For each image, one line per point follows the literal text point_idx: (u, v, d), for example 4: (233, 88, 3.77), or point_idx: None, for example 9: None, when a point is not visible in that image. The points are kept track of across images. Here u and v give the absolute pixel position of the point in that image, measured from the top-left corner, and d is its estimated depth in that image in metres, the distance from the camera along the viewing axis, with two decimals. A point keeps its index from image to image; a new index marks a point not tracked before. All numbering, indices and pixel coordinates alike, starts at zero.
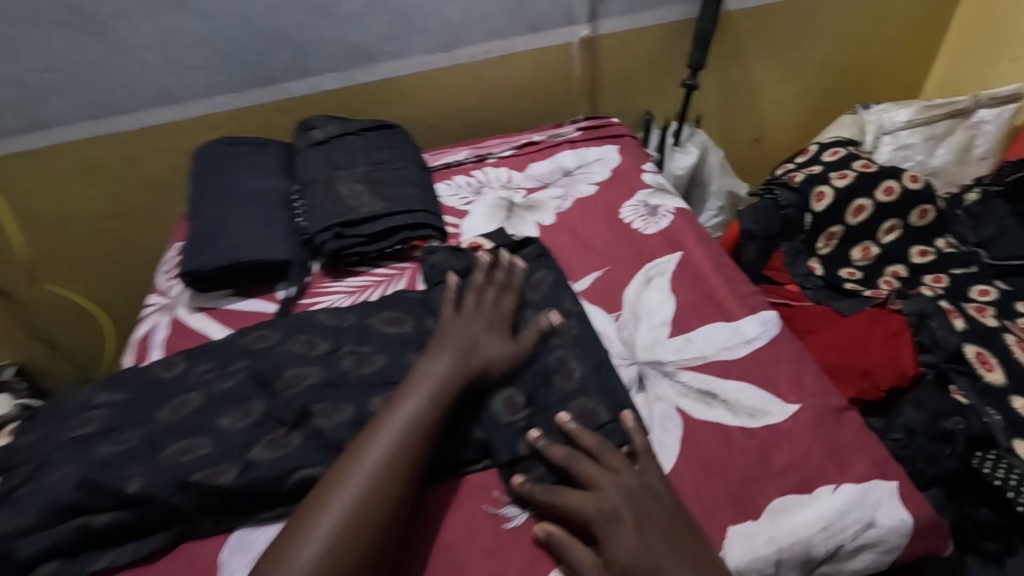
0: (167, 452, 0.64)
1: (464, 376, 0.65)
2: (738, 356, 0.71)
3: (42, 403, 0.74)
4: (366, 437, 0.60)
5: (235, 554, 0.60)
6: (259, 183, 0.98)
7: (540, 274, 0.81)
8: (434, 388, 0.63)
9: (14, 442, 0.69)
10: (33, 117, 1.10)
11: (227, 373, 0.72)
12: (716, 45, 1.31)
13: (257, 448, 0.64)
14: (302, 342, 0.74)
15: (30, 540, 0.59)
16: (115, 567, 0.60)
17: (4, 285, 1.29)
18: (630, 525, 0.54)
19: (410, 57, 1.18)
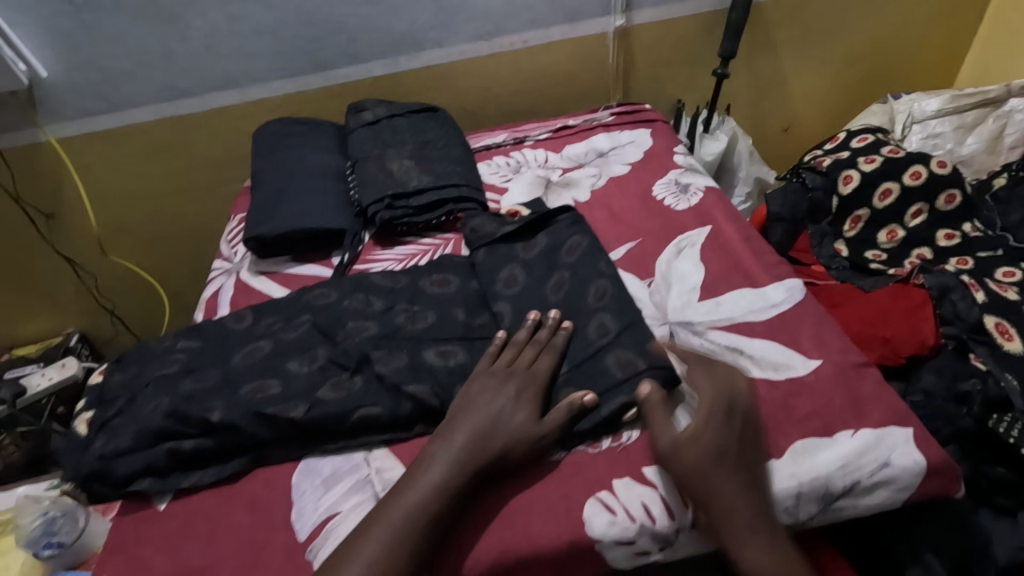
0: (243, 390, 0.72)
1: (478, 460, 0.61)
2: (764, 318, 0.76)
3: (128, 348, 0.82)
4: (370, 524, 0.58)
5: (304, 479, 0.67)
6: (316, 159, 1.06)
7: (577, 236, 0.83)
8: (445, 471, 0.60)
9: (107, 380, 0.78)
10: (109, 98, 1.19)
11: (293, 324, 0.79)
12: (747, 36, 1.35)
13: (324, 389, 0.70)
14: (360, 299, 0.81)
15: (130, 458, 0.68)
16: (200, 486, 0.68)
17: (77, 255, 1.40)
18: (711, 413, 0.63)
19: (453, 45, 1.25)
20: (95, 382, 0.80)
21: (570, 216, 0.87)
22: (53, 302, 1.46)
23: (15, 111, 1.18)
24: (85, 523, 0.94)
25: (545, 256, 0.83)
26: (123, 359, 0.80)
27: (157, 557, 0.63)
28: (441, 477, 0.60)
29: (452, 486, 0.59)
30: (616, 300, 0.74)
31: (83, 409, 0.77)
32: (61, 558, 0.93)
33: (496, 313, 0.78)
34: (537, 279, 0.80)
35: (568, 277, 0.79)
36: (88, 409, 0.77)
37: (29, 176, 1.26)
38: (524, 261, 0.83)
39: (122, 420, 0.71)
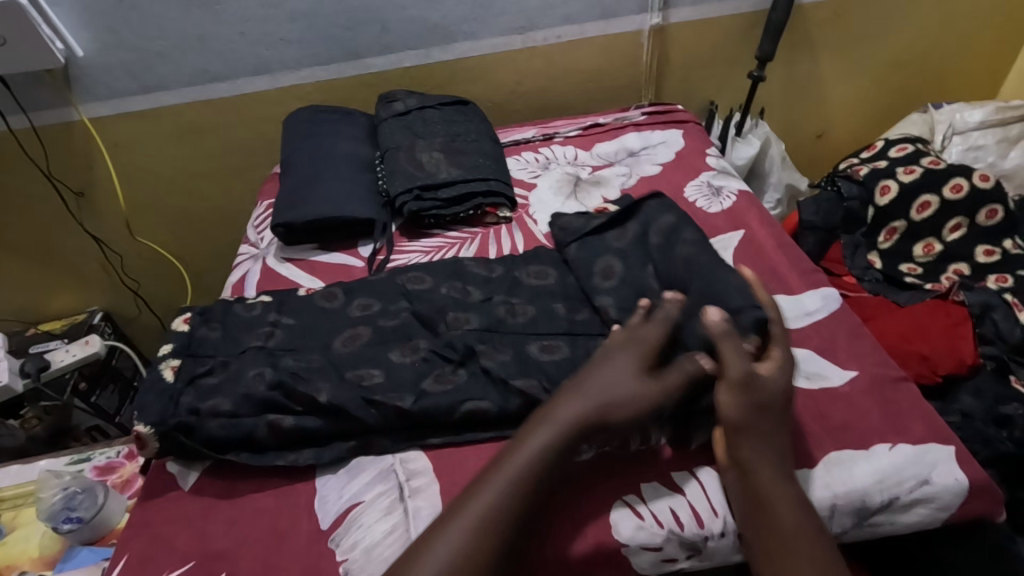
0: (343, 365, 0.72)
1: (586, 426, 0.59)
2: (797, 326, 0.74)
3: (218, 302, 0.81)
4: (476, 484, 0.57)
5: (326, 465, 0.67)
6: (346, 147, 1.06)
7: (663, 217, 0.82)
8: (551, 439, 0.58)
9: (198, 333, 0.77)
10: (142, 80, 1.20)
11: (392, 311, 0.78)
12: (785, 38, 1.33)
13: (429, 381, 0.69)
14: (457, 287, 0.80)
15: (191, 426, 0.67)
16: (296, 466, 0.67)
17: (104, 234, 1.42)
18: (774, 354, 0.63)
19: (486, 38, 1.24)
20: (178, 329, 0.78)
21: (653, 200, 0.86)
22: (80, 279, 1.48)
23: (50, 89, 1.19)
24: (104, 499, 1.03)
25: (640, 238, 0.81)
26: (209, 313, 0.79)
27: (182, 538, 0.63)
28: (545, 442, 0.58)
29: (557, 450, 0.58)
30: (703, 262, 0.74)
31: (168, 355, 0.75)
32: (78, 532, 1.00)
33: (599, 307, 0.75)
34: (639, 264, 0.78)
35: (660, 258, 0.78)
36: (174, 356, 0.74)
37: (63, 153, 1.27)
38: (619, 251, 0.81)
39: (217, 382, 0.71)
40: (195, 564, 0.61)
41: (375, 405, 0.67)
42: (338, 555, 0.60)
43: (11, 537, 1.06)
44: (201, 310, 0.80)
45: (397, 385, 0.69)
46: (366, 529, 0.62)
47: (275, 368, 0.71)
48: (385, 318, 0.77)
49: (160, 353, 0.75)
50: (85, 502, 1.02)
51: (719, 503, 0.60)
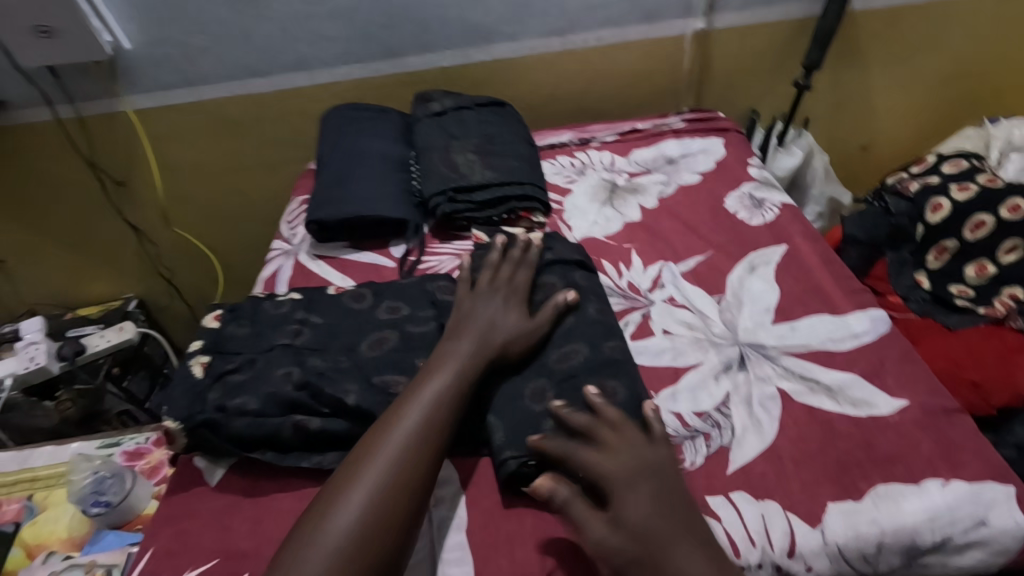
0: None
1: (457, 390, 0.63)
2: (843, 349, 0.71)
3: (246, 299, 0.81)
4: (378, 431, 0.60)
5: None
6: (380, 147, 1.05)
7: (577, 272, 0.79)
8: (446, 382, 0.63)
9: (227, 329, 0.77)
10: (185, 75, 1.22)
11: (420, 317, 0.77)
12: (833, 47, 1.28)
13: None
14: None
15: (216, 425, 0.67)
16: (321, 469, 0.66)
17: (142, 223, 1.44)
18: (642, 488, 0.55)
19: (525, 40, 1.23)
20: (209, 325, 0.78)
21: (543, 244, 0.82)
22: (116, 267, 1.52)
23: (97, 80, 1.21)
24: (131, 486, 1.05)
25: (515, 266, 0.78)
26: (239, 311, 0.79)
27: (207, 533, 0.63)
28: (443, 384, 0.63)
29: (448, 393, 0.62)
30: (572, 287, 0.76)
31: (199, 351, 0.75)
32: (106, 516, 1.02)
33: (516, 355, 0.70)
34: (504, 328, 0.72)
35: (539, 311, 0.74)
36: (203, 352, 0.74)
37: (106, 143, 1.30)
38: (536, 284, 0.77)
39: (243, 379, 0.70)
40: (218, 561, 0.61)
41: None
42: None
43: (41, 518, 1.08)
44: (229, 307, 0.80)
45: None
46: None
47: (302, 368, 0.70)
48: (414, 324, 0.76)
49: (190, 349, 0.76)
50: (113, 487, 1.05)
51: (757, 533, 0.56)
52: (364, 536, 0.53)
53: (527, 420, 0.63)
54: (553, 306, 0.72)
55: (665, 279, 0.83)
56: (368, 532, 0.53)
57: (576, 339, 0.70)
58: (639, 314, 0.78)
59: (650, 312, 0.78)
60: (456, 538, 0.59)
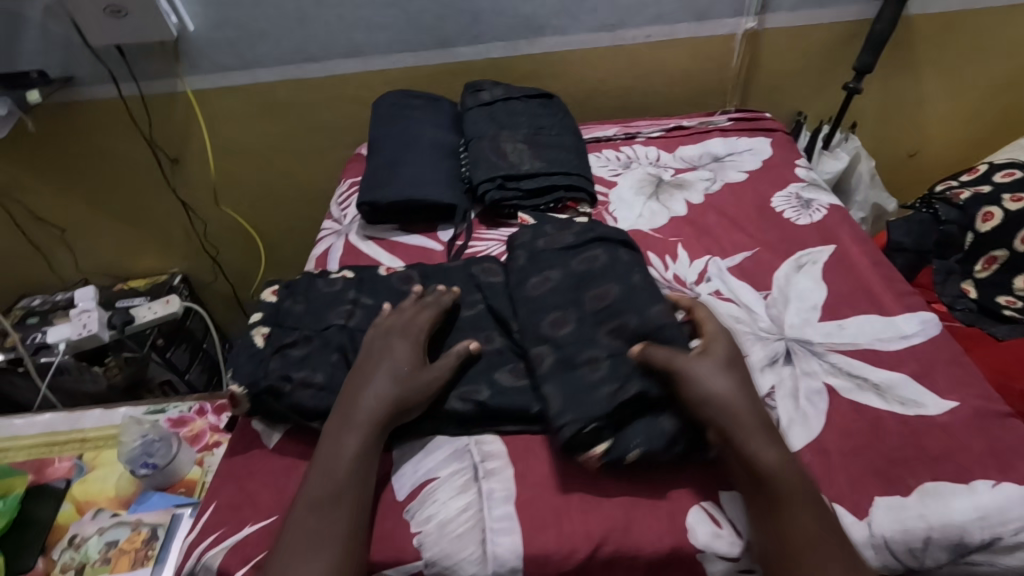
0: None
1: (382, 419, 0.63)
2: (892, 349, 0.71)
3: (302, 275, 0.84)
4: (302, 496, 0.59)
5: (411, 449, 0.66)
6: (431, 134, 1.07)
7: (627, 251, 0.78)
8: (357, 443, 0.61)
9: (284, 305, 0.79)
10: (243, 58, 1.26)
11: (467, 301, 0.78)
12: (886, 52, 1.27)
13: (501, 372, 0.69)
14: (539, 278, 0.74)
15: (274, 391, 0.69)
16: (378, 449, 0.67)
17: (192, 200, 1.49)
18: (724, 344, 0.65)
19: (574, 34, 1.24)
20: (267, 299, 0.81)
21: (531, 266, 0.76)
22: (164, 241, 1.57)
23: (161, 61, 1.26)
24: (177, 450, 1.09)
25: (559, 253, 0.77)
26: (295, 284, 0.82)
27: (266, 491, 0.66)
28: (355, 446, 0.61)
29: (374, 424, 0.63)
30: (614, 262, 0.75)
31: (258, 322, 0.78)
32: (153, 478, 1.06)
33: (535, 356, 0.67)
34: (551, 300, 0.72)
35: (589, 280, 0.73)
36: (263, 323, 0.77)
37: (163, 121, 1.35)
38: (566, 269, 0.75)
39: (300, 350, 0.73)
40: (278, 518, 0.64)
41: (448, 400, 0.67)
42: (413, 526, 0.61)
43: (91, 475, 1.11)
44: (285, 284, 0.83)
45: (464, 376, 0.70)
46: (441, 504, 0.61)
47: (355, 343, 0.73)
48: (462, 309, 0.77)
49: (251, 320, 0.78)
50: (161, 449, 1.08)
51: None
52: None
53: (582, 389, 0.63)
54: (454, 355, 0.68)
55: (712, 273, 0.84)
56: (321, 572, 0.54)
57: (627, 313, 0.68)
58: None
59: None
60: (505, 508, 0.61)
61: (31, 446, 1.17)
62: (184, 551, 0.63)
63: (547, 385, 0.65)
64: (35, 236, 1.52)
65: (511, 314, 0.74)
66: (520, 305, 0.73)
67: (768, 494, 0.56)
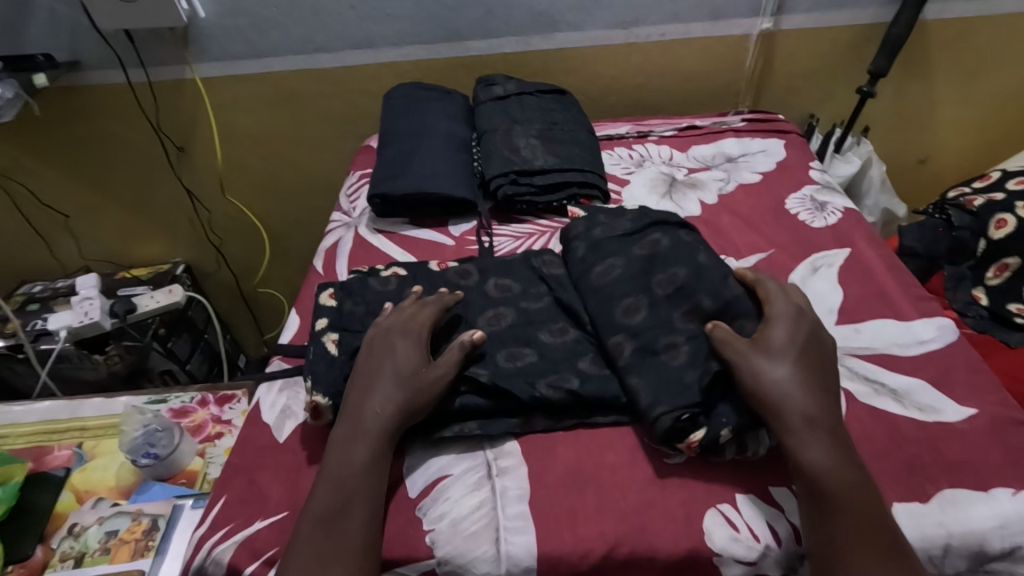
0: (268, 373, 0.78)
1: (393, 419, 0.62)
2: (909, 354, 0.70)
3: None
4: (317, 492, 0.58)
5: (424, 447, 0.66)
6: (443, 127, 1.06)
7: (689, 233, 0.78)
8: (370, 442, 0.61)
9: (345, 307, 0.77)
10: (253, 46, 1.25)
11: (533, 294, 0.77)
12: (901, 56, 1.26)
13: (584, 361, 0.69)
14: (606, 266, 0.75)
15: None
16: (464, 437, 0.65)
17: (199, 190, 1.48)
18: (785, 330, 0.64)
19: (588, 31, 1.23)
20: (326, 303, 0.79)
21: (596, 255, 0.76)
22: (168, 230, 1.55)
23: (169, 47, 1.24)
24: (179, 440, 1.07)
25: (619, 240, 0.77)
26: None
27: (276, 486, 0.65)
28: (370, 453, 0.60)
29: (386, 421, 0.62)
30: (678, 244, 0.74)
31: (326, 329, 0.75)
32: (154, 468, 1.05)
33: (614, 346, 0.68)
34: (618, 287, 0.72)
35: (653, 262, 0.73)
36: (331, 329, 0.75)
37: (171, 108, 1.33)
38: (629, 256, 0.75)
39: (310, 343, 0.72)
40: (288, 514, 0.63)
41: (539, 387, 0.66)
42: (426, 524, 0.60)
43: (92, 465, 1.09)
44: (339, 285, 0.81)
45: (555, 366, 0.68)
46: (454, 502, 0.61)
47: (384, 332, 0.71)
48: (528, 301, 0.76)
49: (317, 327, 0.76)
50: (163, 440, 1.07)
51: None
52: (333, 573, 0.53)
53: (668, 377, 0.63)
54: (459, 347, 0.67)
55: None
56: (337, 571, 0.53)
57: (699, 290, 0.69)
58: None
59: None
60: (520, 507, 0.60)
61: (31, 434, 1.15)
62: (192, 546, 0.62)
63: (637, 374, 0.65)
64: (38, 221, 1.50)
65: (580, 305, 0.74)
66: (590, 296, 0.73)
67: (821, 497, 0.55)
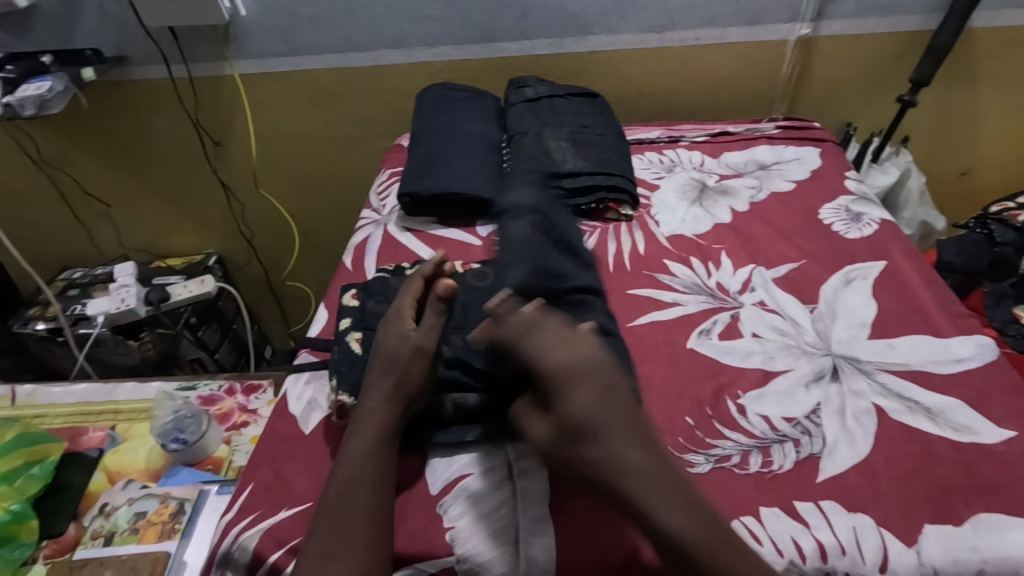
0: (296, 366, 0.79)
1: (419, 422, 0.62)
2: (945, 372, 0.68)
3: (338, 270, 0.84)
4: (340, 486, 0.59)
5: (445, 446, 0.66)
6: (474, 127, 1.07)
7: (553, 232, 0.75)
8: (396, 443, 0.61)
9: (367, 307, 0.78)
10: (290, 44, 1.27)
11: None
12: (946, 65, 1.23)
13: None
14: None
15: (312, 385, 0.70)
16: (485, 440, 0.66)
17: (232, 184, 1.52)
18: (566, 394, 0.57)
19: (622, 34, 1.22)
20: (348, 304, 0.81)
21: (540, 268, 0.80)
22: (201, 222, 1.60)
23: (211, 43, 1.28)
24: (207, 427, 1.10)
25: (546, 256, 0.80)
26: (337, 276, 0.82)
27: (302, 477, 0.67)
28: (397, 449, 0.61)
29: None
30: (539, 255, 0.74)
31: (349, 328, 0.77)
32: (182, 453, 1.07)
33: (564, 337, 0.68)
34: None
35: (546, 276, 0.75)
36: (354, 329, 0.77)
37: (209, 105, 1.37)
38: None
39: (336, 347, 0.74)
40: (312, 505, 0.64)
41: None
42: (446, 521, 0.61)
43: (123, 447, 1.13)
44: (359, 286, 0.83)
45: None
46: (474, 501, 0.62)
47: None
48: None
49: (340, 327, 0.78)
50: (192, 426, 1.10)
51: (848, 543, 0.56)
52: (355, 565, 0.53)
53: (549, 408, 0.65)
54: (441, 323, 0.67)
55: (756, 283, 0.82)
56: (358, 564, 0.53)
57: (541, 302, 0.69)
58: (727, 315, 0.78)
59: (740, 315, 0.77)
60: (541, 509, 0.60)
61: (67, 414, 1.19)
62: (221, 532, 0.64)
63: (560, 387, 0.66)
64: (80, 210, 1.55)
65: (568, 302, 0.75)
66: None
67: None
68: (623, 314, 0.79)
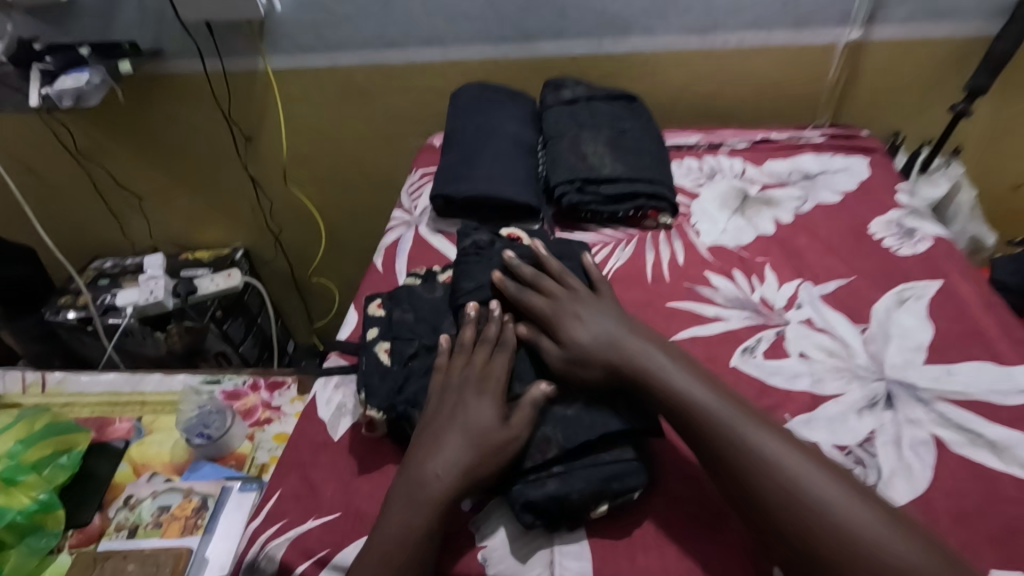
0: (325, 369, 0.78)
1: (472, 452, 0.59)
2: (1010, 403, 0.64)
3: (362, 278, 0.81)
4: None
5: None
6: (510, 128, 1.04)
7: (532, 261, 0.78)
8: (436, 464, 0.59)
9: (394, 316, 0.76)
10: (324, 40, 1.26)
11: None
12: (1004, 73, 1.17)
13: None
14: None
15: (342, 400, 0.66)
16: None
17: (262, 179, 1.52)
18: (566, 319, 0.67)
19: (662, 36, 1.19)
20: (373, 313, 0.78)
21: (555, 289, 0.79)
22: (230, 215, 1.60)
23: (246, 38, 1.27)
24: (231, 424, 1.10)
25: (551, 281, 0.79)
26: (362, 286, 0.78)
27: (330, 485, 0.65)
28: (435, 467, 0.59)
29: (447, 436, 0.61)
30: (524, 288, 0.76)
31: (377, 338, 0.74)
32: (206, 448, 1.07)
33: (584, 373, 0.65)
34: None
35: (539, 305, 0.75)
36: (382, 338, 0.74)
37: (242, 99, 1.37)
38: None
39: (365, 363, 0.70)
40: (341, 516, 0.63)
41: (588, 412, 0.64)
42: (479, 539, 0.60)
43: (149, 439, 1.13)
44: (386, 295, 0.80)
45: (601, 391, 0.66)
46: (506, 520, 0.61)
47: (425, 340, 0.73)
48: None
49: (367, 336, 0.75)
50: (217, 421, 1.10)
51: None
52: None
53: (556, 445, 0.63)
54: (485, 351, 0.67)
55: (803, 300, 0.78)
56: None
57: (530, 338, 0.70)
58: (773, 332, 0.74)
59: (786, 333, 0.74)
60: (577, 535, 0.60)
61: (95, 405, 1.20)
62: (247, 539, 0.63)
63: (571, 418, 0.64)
64: (112, 201, 1.57)
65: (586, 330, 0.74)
66: None
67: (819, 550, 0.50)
68: (663, 328, 0.76)
